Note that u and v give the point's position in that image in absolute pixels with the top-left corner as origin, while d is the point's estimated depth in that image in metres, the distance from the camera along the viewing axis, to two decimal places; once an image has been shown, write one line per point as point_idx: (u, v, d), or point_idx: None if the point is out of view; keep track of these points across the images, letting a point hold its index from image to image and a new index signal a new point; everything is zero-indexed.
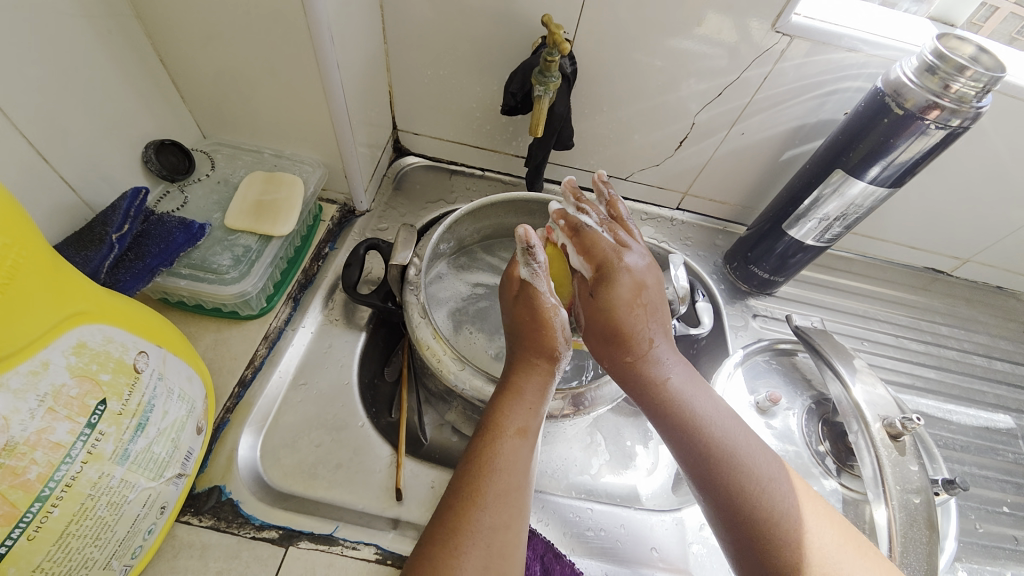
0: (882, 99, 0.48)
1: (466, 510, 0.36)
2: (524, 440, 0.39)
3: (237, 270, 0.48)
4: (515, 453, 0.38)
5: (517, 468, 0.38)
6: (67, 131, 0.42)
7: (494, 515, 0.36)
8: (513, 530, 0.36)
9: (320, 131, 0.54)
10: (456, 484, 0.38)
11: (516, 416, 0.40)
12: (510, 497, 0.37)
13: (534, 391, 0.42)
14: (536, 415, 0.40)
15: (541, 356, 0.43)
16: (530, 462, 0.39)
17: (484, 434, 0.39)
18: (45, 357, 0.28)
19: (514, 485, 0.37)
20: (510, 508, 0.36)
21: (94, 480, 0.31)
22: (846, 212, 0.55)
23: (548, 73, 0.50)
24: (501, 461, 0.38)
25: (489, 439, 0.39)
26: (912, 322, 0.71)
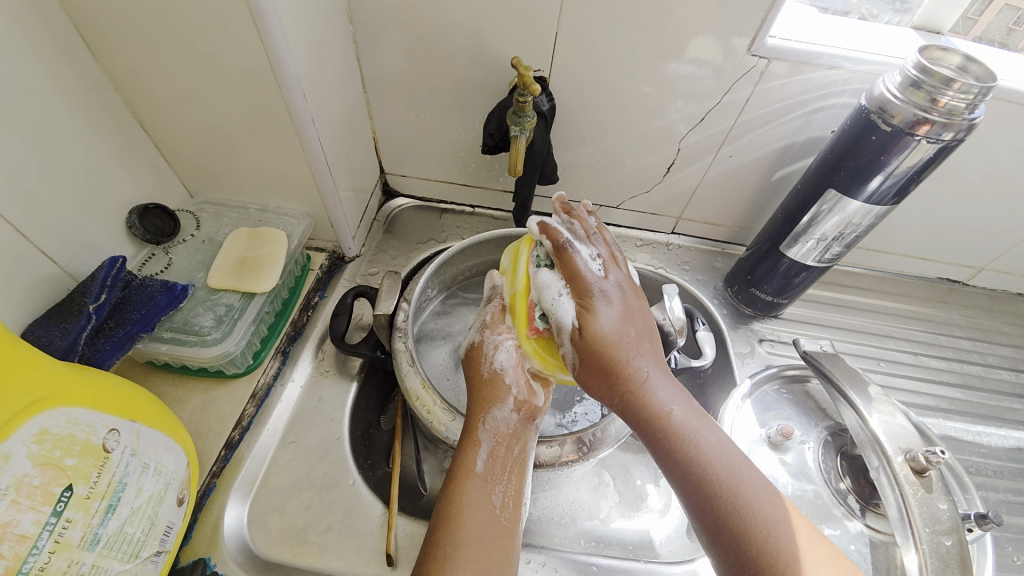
0: (868, 117, 0.47)
1: (428, 568, 0.35)
2: (482, 483, 0.39)
3: (219, 330, 0.48)
4: (476, 499, 0.38)
5: (477, 512, 0.37)
6: (47, 205, 0.43)
7: (457, 572, 0.35)
8: (493, 567, 0.36)
9: (303, 184, 0.54)
10: (427, 536, 0.37)
11: (478, 457, 0.40)
12: (487, 539, 0.37)
13: (496, 426, 0.41)
14: (490, 457, 0.40)
15: (486, 385, 0.43)
16: (496, 502, 0.38)
17: (448, 482, 0.39)
18: (5, 449, 0.27)
19: (489, 531, 0.37)
20: (484, 559, 0.36)
21: (63, 570, 0.30)
22: (844, 231, 0.53)
23: (523, 114, 0.49)
24: (461, 508, 0.38)
25: (452, 485, 0.39)
26: (930, 337, 0.68)
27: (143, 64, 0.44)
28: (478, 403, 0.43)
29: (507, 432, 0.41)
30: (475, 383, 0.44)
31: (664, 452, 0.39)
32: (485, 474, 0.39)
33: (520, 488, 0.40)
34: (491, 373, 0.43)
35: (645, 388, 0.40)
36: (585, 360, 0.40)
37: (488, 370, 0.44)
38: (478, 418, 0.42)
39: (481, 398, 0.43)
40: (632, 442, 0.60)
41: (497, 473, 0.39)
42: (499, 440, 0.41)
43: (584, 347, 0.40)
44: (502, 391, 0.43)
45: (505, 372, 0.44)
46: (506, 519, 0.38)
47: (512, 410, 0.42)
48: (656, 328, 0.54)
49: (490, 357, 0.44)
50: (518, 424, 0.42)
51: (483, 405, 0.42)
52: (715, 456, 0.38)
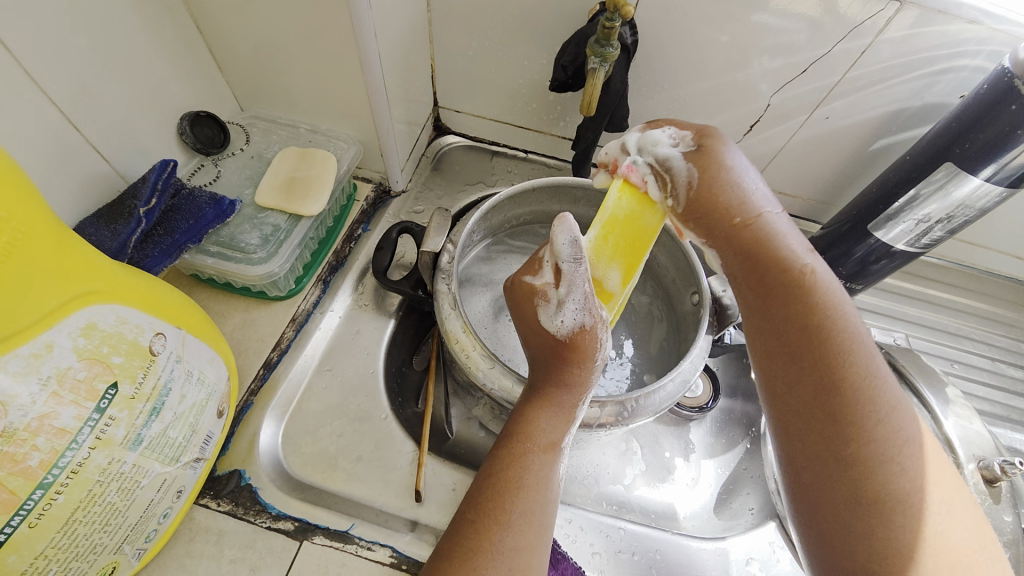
0: (1011, 82, 0.40)
1: (486, 529, 0.34)
2: (554, 454, 0.37)
3: (265, 250, 0.47)
4: (547, 469, 0.36)
5: (545, 485, 0.36)
6: (99, 100, 0.41)
7: (518, 536, 0.34)
8: (545, 536, 0.35)
9: (356, 107, 0.51)
10: (484, 490, 0.35)
11: (563, 431, 0.38)
12: (543, 510, 0.36)
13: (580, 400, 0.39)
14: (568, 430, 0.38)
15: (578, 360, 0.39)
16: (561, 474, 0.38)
17: (515, 443, 0.37)
18: (49, 339, 0.27)
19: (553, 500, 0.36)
20: (540, 528, 0.35)
21: (104, 466, 0.30)
22: (953, 214, 0.47)
23: (607, 43, 0.44)
24: (534, 478, 0.36)
25: (521, 450, 0.37)
26: (1012, 345, 0.61)
27: None
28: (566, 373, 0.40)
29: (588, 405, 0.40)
30: (568, 349, 0.40)
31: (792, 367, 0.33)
32: (558, 445, 0.38)
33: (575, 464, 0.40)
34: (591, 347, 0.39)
35: (820, 307, 0.33)
36: (697, 205, 0.35)
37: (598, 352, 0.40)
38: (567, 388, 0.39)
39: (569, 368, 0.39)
40: (668, 414, 0.57)
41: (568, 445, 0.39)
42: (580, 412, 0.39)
43: (710, 218, 0.34)
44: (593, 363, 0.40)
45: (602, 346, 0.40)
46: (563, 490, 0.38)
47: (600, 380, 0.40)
48: (713, 300, 0.50)
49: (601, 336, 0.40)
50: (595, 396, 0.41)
51: (571, 378, 0.39)
52: (860, 371, 0.32)
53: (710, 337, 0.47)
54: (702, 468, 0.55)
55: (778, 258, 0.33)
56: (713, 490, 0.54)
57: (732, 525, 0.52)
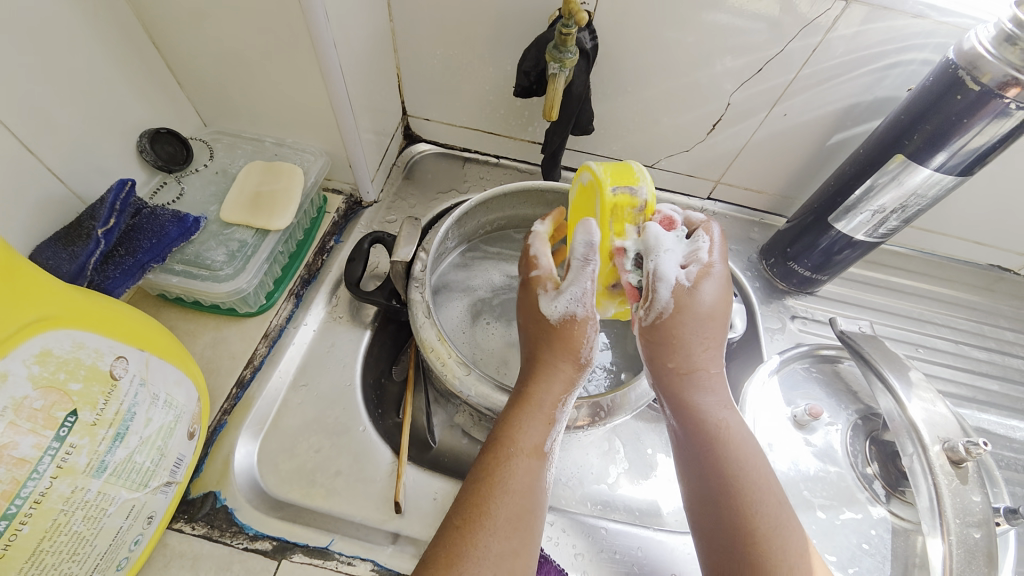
0: (954, 74, 0.42)
1: (472, 533, 0.34)
2: (540, 458, 0.38)
3: (232, 266, 0.46)
4: (529, 473, 0.37)
5: (530, 488, 0.37)
6: (52, 120, 0.40)
7: (499, 541, 0.34)
8: (528, 539, 0.36)
9: (321, 119, 0.51)
10: (461, 497, 0.36)
11: (541, 429, 0.39)
12: (520, 520, 0.36)
13: (555, 395, 0.40)
14: (552, 429, 0.39)
15: (563, 342, 0.41)
16: (541, 478, 0.38)
17: (495, 450, 0.38)
18: (1, 367, 0.26)
19: (534, 504, 0.37)
20: (524, 532, 0.36)
21: (67, 495, 0.29)
22: (906, 202, 0.48)
23: (565, 49, 0.45)
24: (512, 480, 0.37)
25: (501, 456, 0.38)
26: (973, 326, 0.64)
27: None
28: (540, 366, 0.41)
29: (560, 403, 0.41)
30: (543, 332, 0.42)
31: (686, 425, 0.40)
32: (542, 449, 0.39)
33: (556, 459, 0.40)
34: (579, 340, 0.41)
35: (704, 403, 0.40)
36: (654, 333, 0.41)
37: (562, 320, 0.41)
38: (547, 385, 0.40)
39: (551, 363, 0.41)
40: (647, 411, 0.58)
41: (548, 446, 0.39)
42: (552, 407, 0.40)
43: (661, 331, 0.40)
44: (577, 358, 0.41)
45: (592, 347, 0.41)
46: (546, 491, 0.38)
47: (574, 380, 0.41)
48: None
49: (560, 308, 0.41)
50: (568, 393, 0.42)
51: (547, 369, 0.41)
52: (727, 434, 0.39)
53: None
54: None
55: (682, 356, 0.40)
56: None
57: None
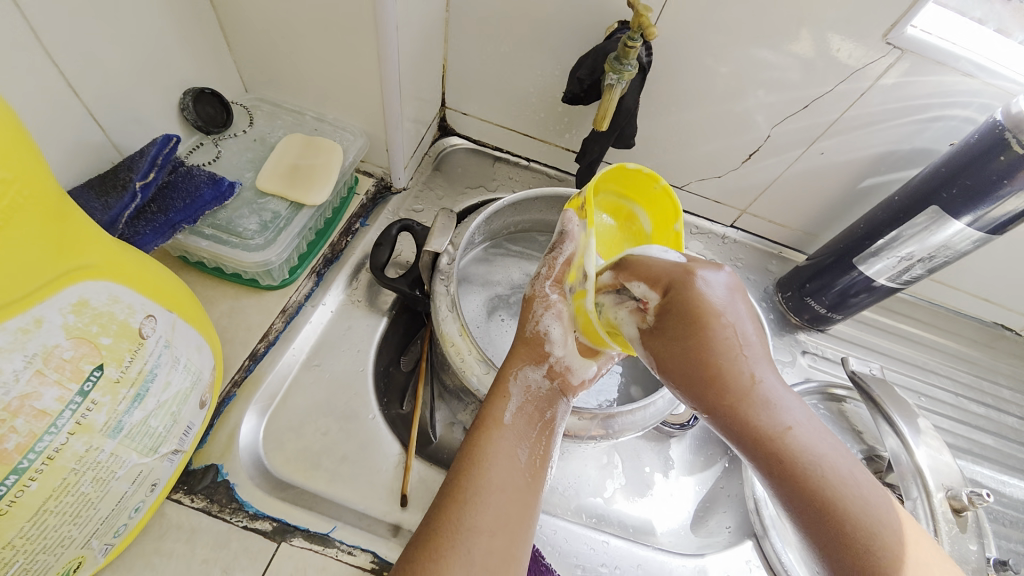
0: (1000, 134, 0.42)
1: (446, 509, 0.34)
2: (508, 434, 0.37)
3: (263, 237, 0.45)
4: (499, 450, 0.36)
5: (494, 463, 0.35)
6: (99, 66, 0.39)
7: (475, 516, 0.33)
8: (511, 521, 0.34)
9: (367, 100, 0.50)
10: (447, 478, 0.36)
11: (506, 409, 0.38)
12: (508, 507, 0.34)
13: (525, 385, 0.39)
14: (519, 411, 0.38)
15: (528, 339, 0.41)
16: (519, 461, 0.36)
17: (472, 431, 0.37)
18: (39, 313, 0.25)
19: (512, 484, 0.35)
20: (506, 513, 0.34)
21: (81, 454, 0.28)
22: (935, 254, 0.49)
23: (625, 61, 0.45)
24: (483, 456, 0.36)
25: (477, 433, 0.37)
26: (973, 380, 0.65)
27: None
28: (511, 359, 0.40)
29: (538, 396, 0.39)
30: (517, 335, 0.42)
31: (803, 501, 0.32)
32: (514, 427, 0.37)
33: (551, 448, 0.38)
34: (535, 333, 0.40)
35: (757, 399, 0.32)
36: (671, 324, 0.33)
37: (531, 330, 0.41)
38: (510, 372, 0.40)
39: (516, 354, 0.41)
40: (650, 429, 0.58)
41: (526, 429, 0.38)
42: (530, 400, 0.39)
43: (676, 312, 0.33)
44: (539, 353, 0.40)
45: (551, 338, 0.40)
46: (532, 476, 0.36)
47: (546, 374, 0.40)
48: None
49: (539, 319, 0.41)
50: (552, 390, 0.40)
51: (520, 361, 0.40)
52: (846, 489, 0.32)
53: None
54: (680, 483, 0.56)
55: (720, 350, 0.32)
56: (692, 506, 0.55)
57: (708, 543, 0.53)
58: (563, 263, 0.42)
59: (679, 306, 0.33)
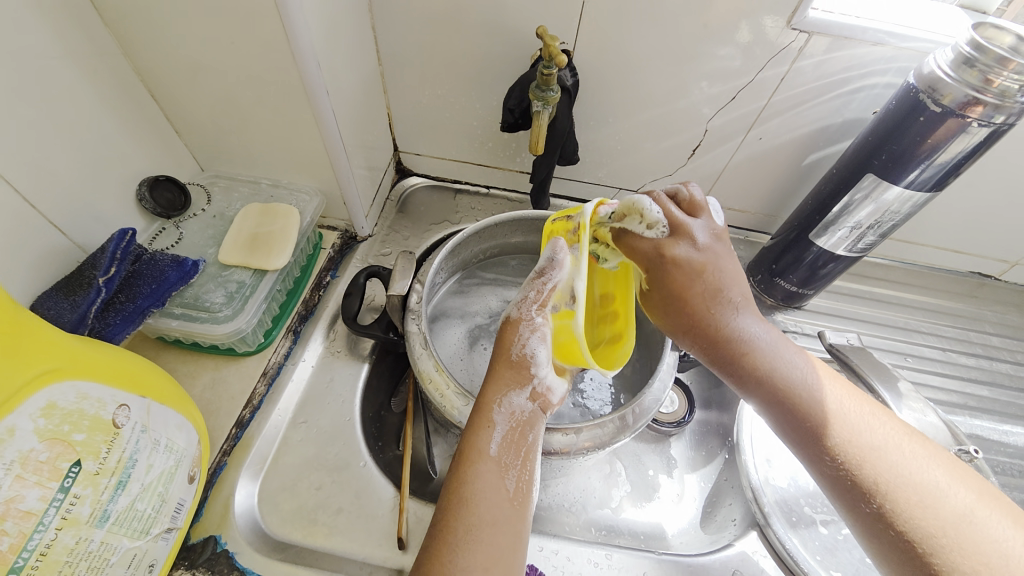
0: (917, 96, 0.44)
1: (436, 551, 0.32)
2: (495, 465, 0.35)
3: (230, 308, 0.47)
4: (487, 482, 0.34)
5: (483, 497, 0.33)
6: (53, 174, 0.41)
7: (467, 554, 0.31)
8: (504, 554, 0.32)
9: (315, 160, 0.53)
10: (433, 520, 0.34)
11: (492, 439, 0.36)
12: (500, 543, 0.32)
13: (511, 410, 0.37)
14: (507, 440, 0.36)
15: (508, 363, 0.39)
16: (508, 490, 0.34)
17: (455, 464, 0.35)
18: (10, 423, 0.26)
19: (502, 516, 0.33)
20: (494, 546, 0.32)
21: (71, 547, 0.29)
22: (881, 219, 0.50)
23: (547, 88, 0.47)
24: (472, 491, 0.34)
25: (461, 468, 0.35)
26: (958, 333, 0.65)
27: (153, 30, 0.42)
28: (494, 383, 0.39)
29: (523, 420, 0.37)
30: (497, 359, 0.40)
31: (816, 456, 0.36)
32: (499, 457, 0.35)
33: (535, 472, 0.36)
34: (521, 357, 0.39)
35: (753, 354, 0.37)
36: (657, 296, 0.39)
37: (517, 353, 0.39)
38: (492, 399, 0.37)
39: (498, 380, 0.39)
40: (646, 431, 0.58)
41: (513, 456, 0.36)
42: (514, 426, 0.37)
43: (661, 272, 0.38)
44: (522, 376, 0.39)
45: (536, 361, 0.39)
46: (519, 504, 0.34)
47: (530, 397, 0.38)
48: None
49: (524, 340, 0.39)
50: (534, 412, 0.38)
51: (501, 386, 0.38)
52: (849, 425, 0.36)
53: (675, 352, 0.50)
54: (685, 482, 0.56)
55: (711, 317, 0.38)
56: (698, 504, 0.55)
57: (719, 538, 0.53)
58: (551, 289, 0.41)
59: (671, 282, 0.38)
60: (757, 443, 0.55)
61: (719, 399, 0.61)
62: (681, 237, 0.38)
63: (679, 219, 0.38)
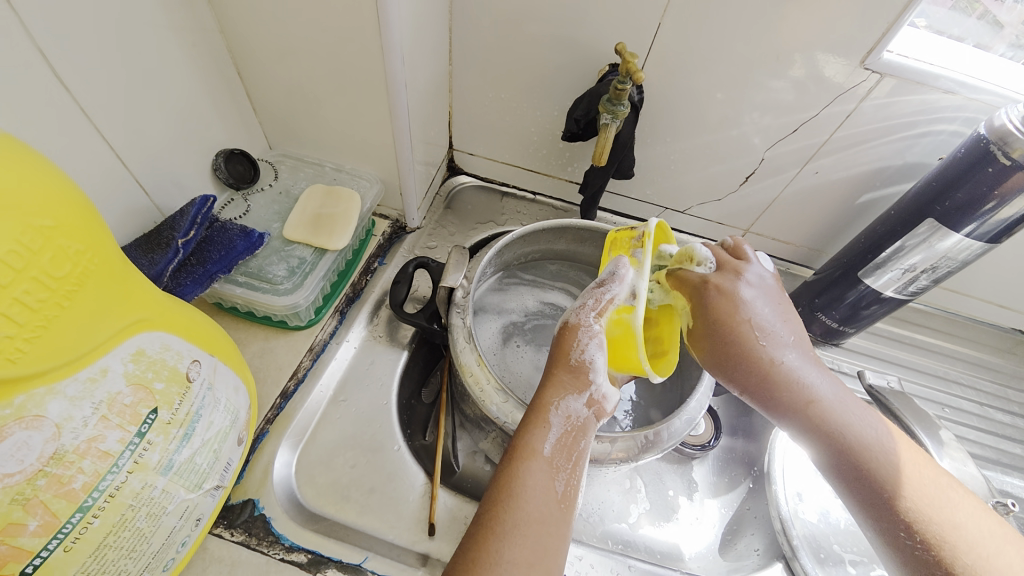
0: (986, 147, 0.44)
1: (484, 541, 0.33)
2: (547, 466, 0.36)
3: (291, 281, 0.49)
4: (538, 481, 0.35)
5: (534, 496, 0.34)
6: (144, 138, 0.44)
7: (515, 548, 0.32)
8: (548, 555, 0.33)
9: (381, 149, 0.54)
10: (481, 508, 0.35)
11: (545, 440, 0.37)
12: (549, 544, 0.33)
13: (566, 414, 0.38)
14: (560, 443, 0.37)
15: (566, 367, 0.40)
16: (558, 492, 0.35)
17: (507, 460, 0.36)
18: (104, 364, 0.28)
19: (550, 516, 0.34)
20: (543, 545, 0.33)
21: (137, 491, 0.31)
22: (937, 264, 0.51)
23: (617, 102, 0.48)
24: (524, 488, 0.34)
25: (515, 463, 0.36)
26: (997, 388, 0.64)
27: (251, 11, 0.45)
28: (549, 385, 0.39)
29: (577, 425, 0.38)
30: (553, 363, 0.41)
31: (865, 492, 0.36)
32: (551, 458, 0.36)
33: (582, 478, 0.37)
34: (579, 362, 0.39)
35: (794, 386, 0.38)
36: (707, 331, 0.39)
37: (577, 358, 0.40)
38: (549, 400, 0.38)
39: (554, 383, 0.39)
40: (671, 451, 0.58)
41: (565, 459, 0.36)
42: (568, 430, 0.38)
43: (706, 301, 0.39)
44: (580, 382, 0.39)
45: (592, 368, 0.40)
46: (567, 508, 0.35)
47: (585, 403, 0.39)
48: None
49: (582, 346, 0.40)
50: (588, 419, 0.38)
51: (556, 390, 0.39)
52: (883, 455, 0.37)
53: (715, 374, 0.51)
54: (705, 506, 0.56)
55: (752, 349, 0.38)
56: (717, 531, 0.55)
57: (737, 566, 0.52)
58: (610, 300, 0.42)
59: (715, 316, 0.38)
60: (788, 477, 0.55)
61: (746, 427, 0.61)
62: (727, 272, 0.40)
63: (728, 262, 0.41)
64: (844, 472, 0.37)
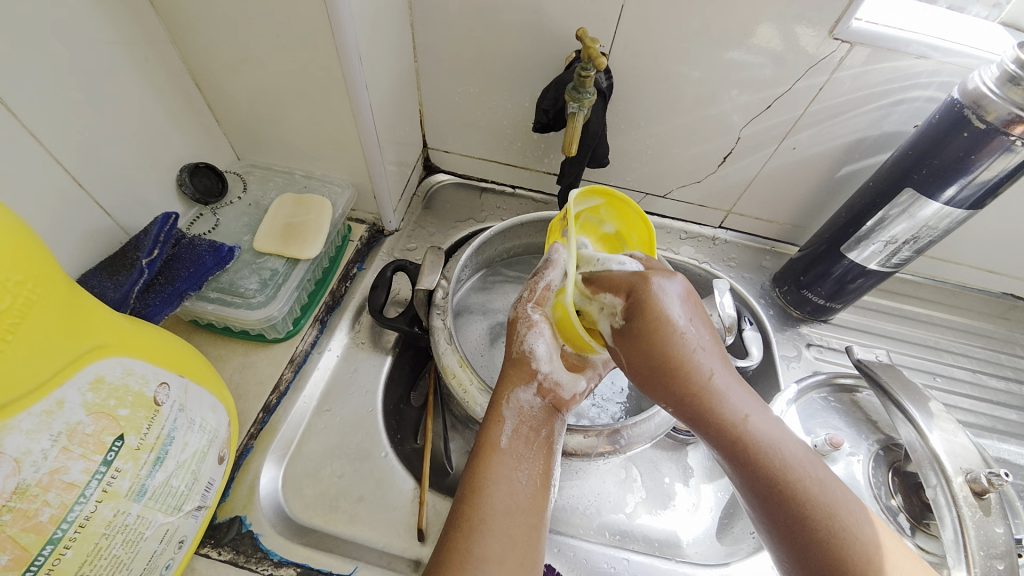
0: (960, 112, 0.43)
1: (462, 540, 0.32)
2: (508, 459, 0.35)
3: (264, 294, 0.48)
4: (502, 475, 0.35)
5: (500, 490, 0.34)
6: (103, 158, 0.43)
7: (486, 543, 0.32)
8: (519, 547, 0.32)
9: (350, 153, 0.53)
10: (454, 508, 0.34)
11: (502, 433, 0.36)
12: (521, 535, 0.33)
13: (518, 406, 0.38)
14: (515, 433, 0.36)
15: (515, 361, 0.39)
16: (522, 484, 0.35)
17: (473, 457, 0.36)
18: (60, 395, 0.27)
19: (517, 507, 0.34)
20: (513, 538, 0.32)
21: (110, 519, 0.30)
22: (917, 235, 0.50)
23: (583, 90, 0.47)
24: (486, 481, 0.34)
25: (476, 460, 0.35)
26: (989, 355, 0.64)
27: (202, 21, 0.44)
28: (503, 380, 0.39)
29: (531, 416, 0.37)
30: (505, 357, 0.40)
31: (777, 526, 0.33)
32: (511, 450, 0.36)
33: (552, 466, 0.37)
34: (521, 352, 0.39)
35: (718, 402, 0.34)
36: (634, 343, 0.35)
37: (519, 350, 0.40)
38: (503, 394, 0.38)
39: (507, 377, 0.39)
40: (664, 439, 0.58)
41: (526, 450, 0.36)
42: (524, 421, 0.37)
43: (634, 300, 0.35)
44: (528, 371, 0.39)
45: (537, 356, 0.39)
46: (538, 499, 0.35)
47: (537, 393, 0.38)
48: None
49: (523, 337, 0.40)
50: (544, 407, 0.38)
51: (508, 383, 0.39)
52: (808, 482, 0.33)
53: None
54: (701, 492, 0.56)
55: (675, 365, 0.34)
56: (714, 514, 0.55)
57: (735, 550, 0.52)
58: (545, 287, 0.41)
59: (641, 321, 0.34)
60: None
61: None
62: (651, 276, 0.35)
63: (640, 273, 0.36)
64: (762, 504, 0.34)
